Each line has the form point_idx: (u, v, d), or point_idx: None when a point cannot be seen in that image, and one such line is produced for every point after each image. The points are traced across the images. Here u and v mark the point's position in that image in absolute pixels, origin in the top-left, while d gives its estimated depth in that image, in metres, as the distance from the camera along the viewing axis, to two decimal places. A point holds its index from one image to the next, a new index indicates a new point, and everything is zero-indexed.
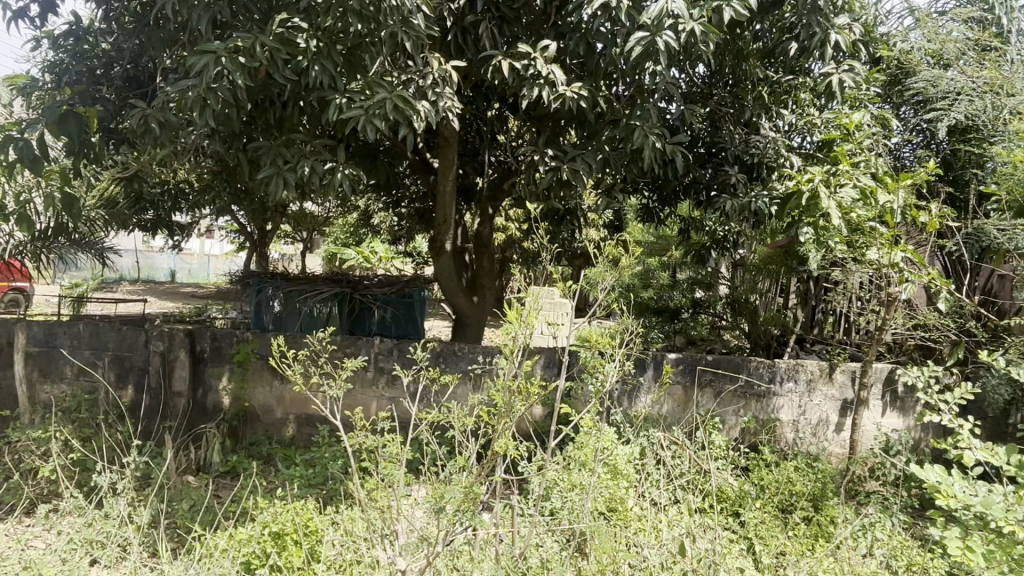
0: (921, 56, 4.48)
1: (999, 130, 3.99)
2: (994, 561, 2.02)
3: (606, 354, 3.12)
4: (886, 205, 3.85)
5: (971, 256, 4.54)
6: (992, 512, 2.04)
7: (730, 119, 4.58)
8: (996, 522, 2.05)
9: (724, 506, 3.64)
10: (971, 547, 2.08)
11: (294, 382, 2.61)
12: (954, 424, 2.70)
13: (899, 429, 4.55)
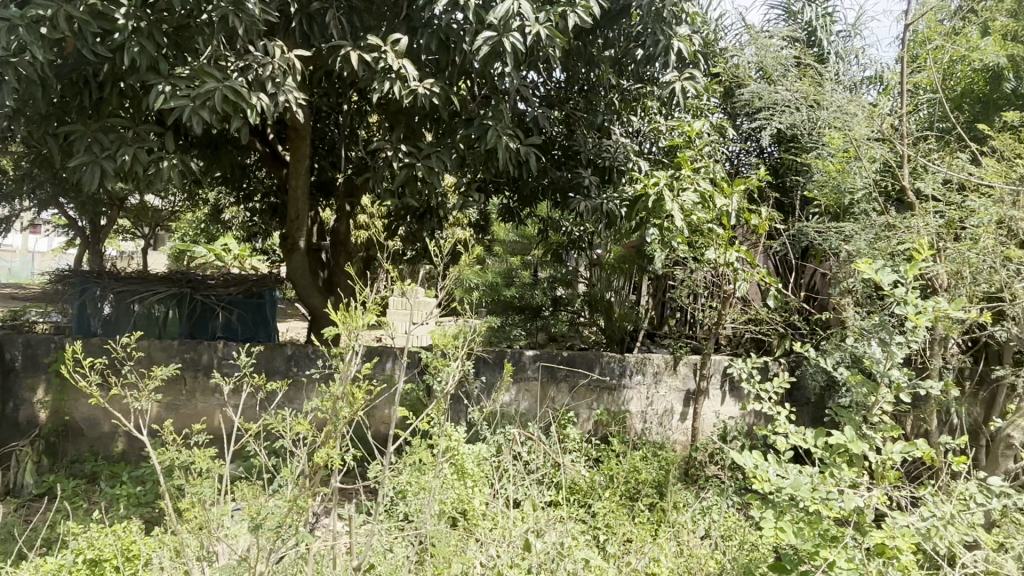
0: (753, 71, 4.86)
1: (814, 141, 4.42)
2: (804, 538, 2.04)
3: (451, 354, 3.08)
4: (723, 209, 4.13)
5: (795, 255, 4.96)
6: (799, 493, 1.98)
7: (584, 124, 4.71)
8: (802, 502, 2.01)
9: (576, 498, 3.74)
10: (781, 528, 2.06)
11: (91, 395, 2.33)
12: (778, 410, 2.92)
13: (734, 416, 4.90)
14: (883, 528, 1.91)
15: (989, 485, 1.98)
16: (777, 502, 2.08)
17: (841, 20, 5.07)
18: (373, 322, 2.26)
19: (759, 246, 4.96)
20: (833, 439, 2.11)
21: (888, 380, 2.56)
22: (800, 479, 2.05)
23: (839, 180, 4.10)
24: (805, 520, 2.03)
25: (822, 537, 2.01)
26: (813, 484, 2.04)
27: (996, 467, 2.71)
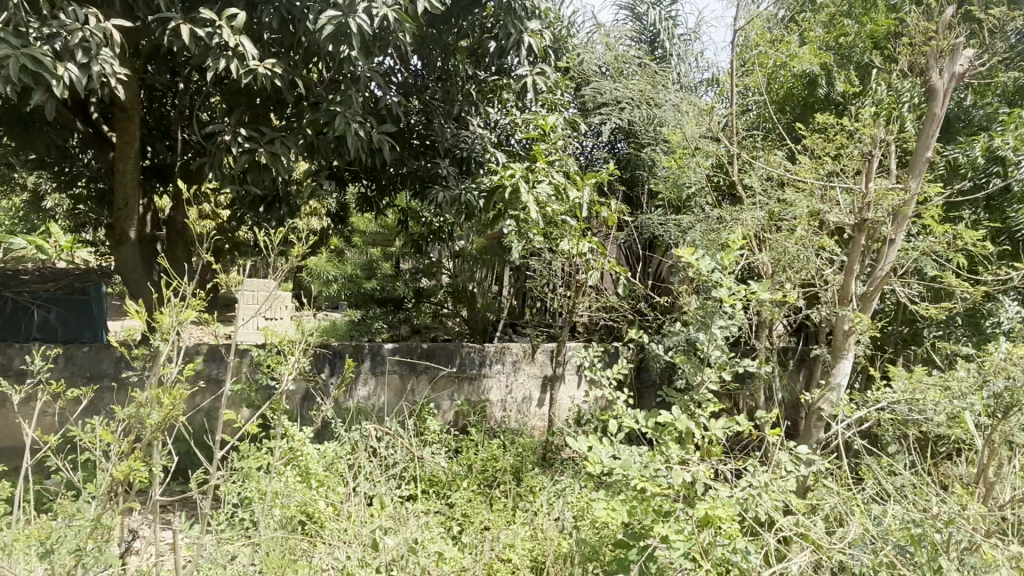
0: (602, 68, 5.04)
1: (653, 137, 4.70)
2: (638, 515, 2.13)
3: (286, 352, 2.76)
4: (576, 201, 4.25)
5: (643, 245, 5.21)
6: (628, 471, 2.07)
7: (442, 113, 4.61)
8: (636, 481, 2.10)
9: (434, 491, 3.71)
10: (617, 507, 2.14)
11: None
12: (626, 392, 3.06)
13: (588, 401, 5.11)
14: (708, 500, 2.02)
15: (796, 453, 2.15)
16: (608, 480, 2.15)
17: (682, 25, 5.37)
18: (192, 319, 2.09)
19: (610, 237, 5.15)
20: (664, 419, 2.22)
21: (719, 360, 2.76)
22: (634, 457, 2.14)
23: (679, 174, 4.32)
24: (637, 497, 2.12)
25: (653, 512, 2.11)
26: (644, 463, 2.13)
27: (807, 436, 2.94)
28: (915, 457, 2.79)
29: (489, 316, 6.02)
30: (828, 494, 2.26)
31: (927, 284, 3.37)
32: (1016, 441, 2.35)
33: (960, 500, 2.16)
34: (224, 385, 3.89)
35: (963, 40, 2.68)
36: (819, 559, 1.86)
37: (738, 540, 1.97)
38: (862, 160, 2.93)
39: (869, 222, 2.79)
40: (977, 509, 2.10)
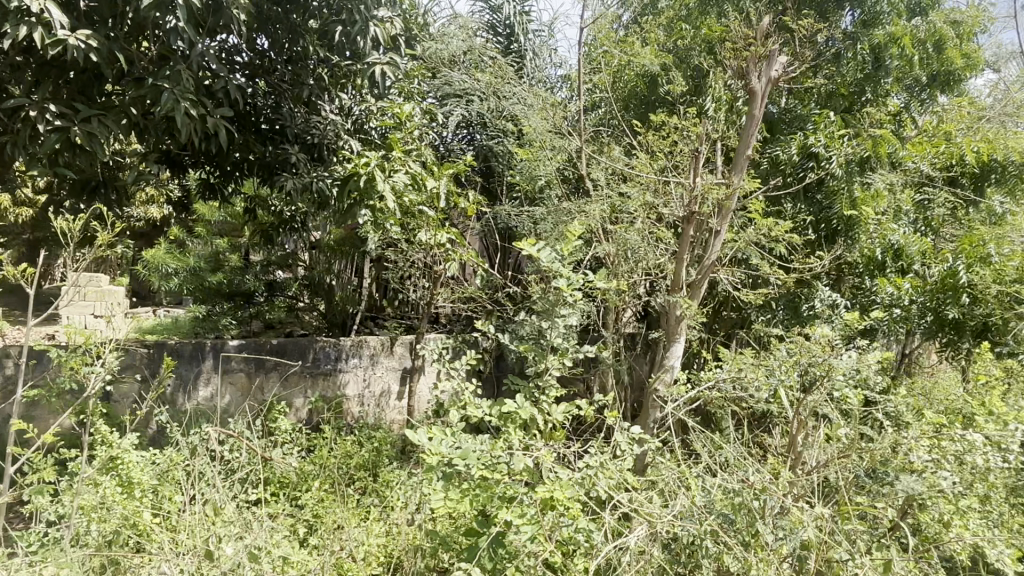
0: (457, 58, 5.05)
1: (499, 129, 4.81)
2: (481, 503, 2.15)
3: (102, 355, 2.52)
4: (433, 191, 4.20)
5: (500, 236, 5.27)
6: (469, 461, 2.07)
7: (290, 96, 4.34)
8: (479, 469, 2.12)
9: (284, 492, 3.56)
10: (461, 496, 2.16)
11: None
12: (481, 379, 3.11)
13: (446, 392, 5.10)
14: (548, 482, 2.07)
15: (631, 434, 2.27)
16: (447, 470, 2.15)
17: (536, 20, 5.46)
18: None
19: (467, 228, 5.17)
20: (506, 406, 2.25)
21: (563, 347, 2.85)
22: (476, 446, 2.14)
23: (531, 166, 4.40)
24: (480, 484, 2.13)
25: (498, 498, 2.14)
26: (487, 451, 2.14)
27: (646, 417, 3.11)
28: (741, 432, 3.03)
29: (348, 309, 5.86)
30: (664, 470, 2.41)
31: (750, 272, 3.67)
32: (821, 413, 2.61)
33: (773, 468, 2.38)
34: (15, 395, 3.45)
35: (778, 47, 2.91)
36: (653, 531, 1.96)
37: (579, 520, 2.03)
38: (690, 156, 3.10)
39: (695, 215, 2.95)
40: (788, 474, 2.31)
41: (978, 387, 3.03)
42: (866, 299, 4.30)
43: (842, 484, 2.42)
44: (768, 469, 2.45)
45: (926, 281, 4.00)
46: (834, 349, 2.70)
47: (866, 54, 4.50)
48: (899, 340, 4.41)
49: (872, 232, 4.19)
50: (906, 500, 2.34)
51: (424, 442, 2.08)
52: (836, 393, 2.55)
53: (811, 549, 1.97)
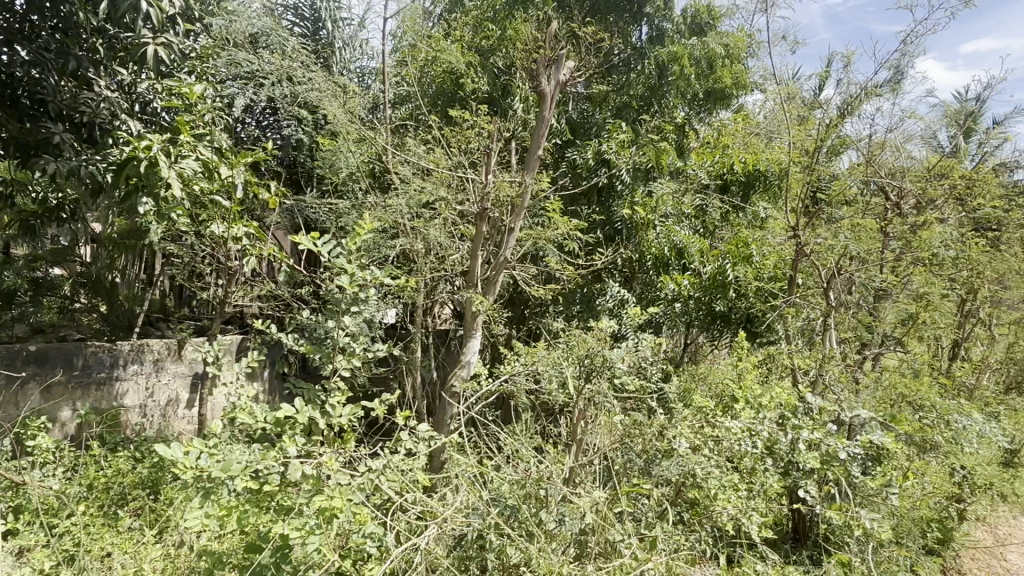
0: (258, 40, 4.76)
1: (295, 116, 4.60)
2: (260, 516, 1.97)
3: None
4: (229, 179, 3.74)
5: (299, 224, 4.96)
6: (241, 475, 1.87)
7: (55, 67, 3.47)
8: (256, 478, 1.93)
9: (37, 522, 3.06)
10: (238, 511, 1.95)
11: None
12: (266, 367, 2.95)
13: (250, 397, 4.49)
14: (327, 489, 1.93)
15: (419, 432, 2.21)
16: (202, 488, 1.86)
17: (346, 10, 5.30)
18: None
19: (265, 221, 4.83)
20: (277, 410, 2.01)
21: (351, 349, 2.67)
22: (245, 454, 1.93)
23: (331, 157, 4.21)
24: (247, 498, 1.90)
25: (277, 510, 1.96)
26: (252, 461, 1.90)
27: (441, 424, 3.06)
28: (537, 424, 3.11)
29: (135, 308, 5.22)
30: (456, 464, 2.38)
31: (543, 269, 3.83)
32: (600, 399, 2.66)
33: (556, 457, 2.45)
34: None
35: (563, 51, 2.99)
36: (442, 529, 1.92)
37: (367, 524, 1.91)
38: (482, 155, 3.13)
39: (485, 211, 2.95)
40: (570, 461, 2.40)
41: (739, 374, 3.37)
42: (653, 294, 4.62)
43: (621, 469, 2.56)
44: (554, 458, 2.52)
45: (702, 278, 4.40)
46: (611, 341, 2.86)
47: (653, 71, 4.91)
48: (680, 332, 4.80)
49: (658, 233, 4.52)
50: (677, 479, 2.53)
51: (173, 455, 1.78)
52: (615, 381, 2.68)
53: (594, 533, 2.04)
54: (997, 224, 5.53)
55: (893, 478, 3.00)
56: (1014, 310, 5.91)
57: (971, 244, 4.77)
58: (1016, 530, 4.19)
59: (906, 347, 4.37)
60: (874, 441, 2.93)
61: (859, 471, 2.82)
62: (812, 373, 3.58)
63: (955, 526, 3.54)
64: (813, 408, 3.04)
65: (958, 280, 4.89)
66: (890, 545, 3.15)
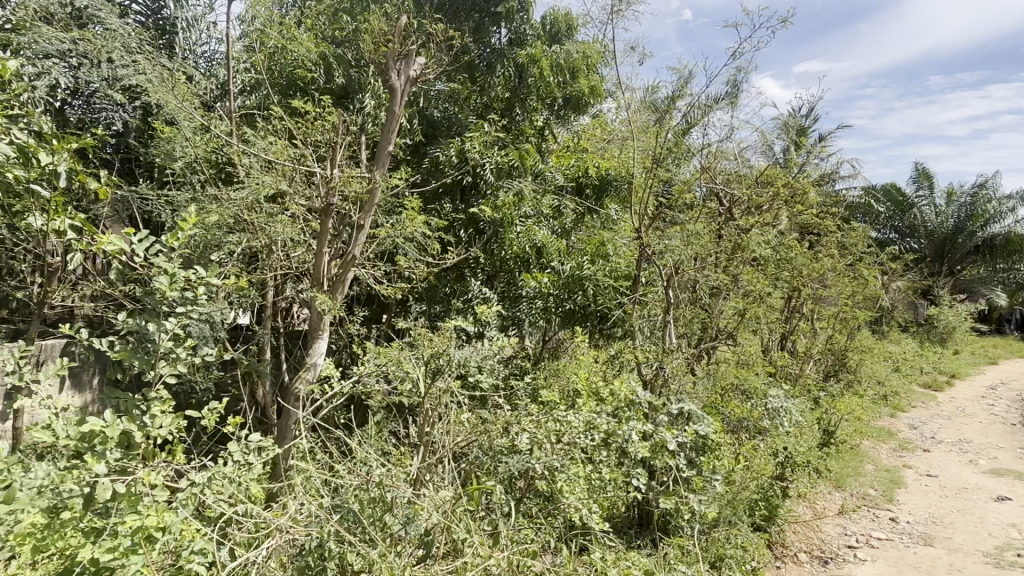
0: (86, 15, 4.31)
1: (128, 100, 4.22)
2: (68, 543, 1.77)
3: None
4: (50, 167, 3.18)
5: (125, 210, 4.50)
6: (39, 499, 1.67)
7: None
8: (60, 502, 1.73)
9: None
10: (40, 539, 1.74)
11: None
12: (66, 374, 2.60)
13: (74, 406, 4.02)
14: (147, 509, 1.78)
15: (254, 438, 2.10)
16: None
17: None
18: None
19: (92, 214, 4.39)
20: (86, 425, 1.81)
21: (182, 354, 2.49)
22: (42, 475, 1.73)
23: (168, 145, 3.90)
24: (48, 524, 1.71)
25: (85, 534, 1.77)
26: (49, 484, 1.71)
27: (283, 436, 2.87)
28: (387, 425, 3.05)
29: None
30: (298, 472, 2.27)
31: (394, 267, 3.77)
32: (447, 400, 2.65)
33: (403, 460, 2.42)
34: None
35: (414, 48, 2.97)
36: (279, 540, 1.85)
37: (195, 541, 1.79)
38: (330, 150, 3.04)
39: (331, 205, 2.83)
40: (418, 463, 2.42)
41: (589, 370, 3.48)
42: (515, 292, 4.65)
43: (469, 467, 2.61)
44: (397, 462, 2.51)
45: (558, 276, 4.51)
46: (458, 340, 2.86)
47: (512, 72, 4.98)
48: (539, 329, 4.88)
49: (519, 232, 4.55)
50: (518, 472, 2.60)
51: None
52: (458, 379, 2.66)
53: (439, 533, 2.03)
54: (815, 229, 6.12)
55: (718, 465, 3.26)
56: (832, 305, 6.57)
57: (791, 246, 5.27)
58: (831, 505, 4.64)
59: (737, 340, 4.72)
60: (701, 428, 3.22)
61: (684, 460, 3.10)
62: (655, 366, 3.78)
63: (780, 504, 3.86)
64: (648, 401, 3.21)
65: (782, 279, 5.36)
66: (722, 525, 3.38)
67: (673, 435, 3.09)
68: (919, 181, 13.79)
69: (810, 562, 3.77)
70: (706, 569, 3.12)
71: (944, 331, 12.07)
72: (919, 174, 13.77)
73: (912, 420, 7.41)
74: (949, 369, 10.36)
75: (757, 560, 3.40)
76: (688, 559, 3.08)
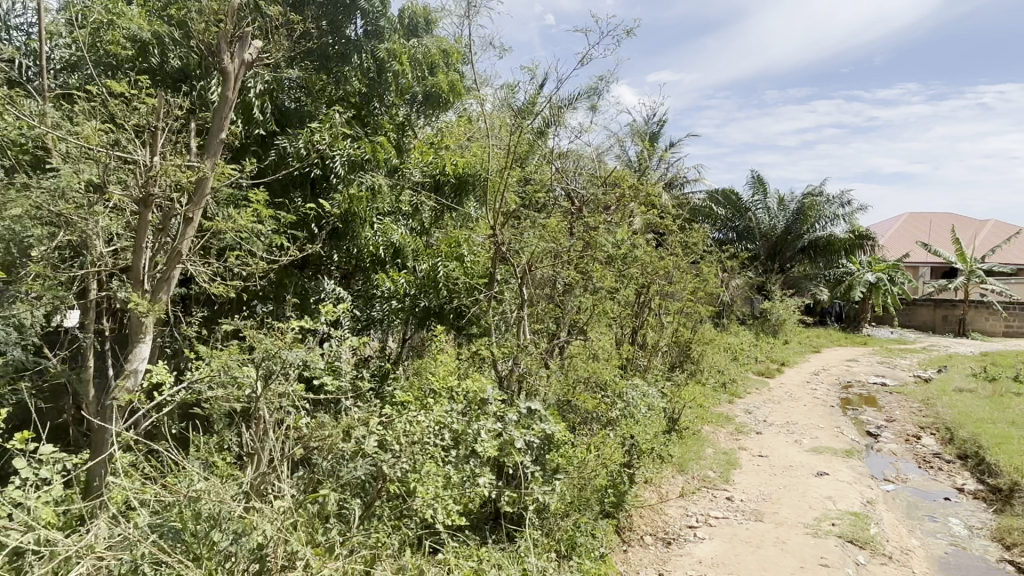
0: None
1: None
2: None
3: None
4: None
5: None
6: None
7: None
8: None
9: None
10: None
11: None
12: None
13: None
14: None
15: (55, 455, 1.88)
16: None
17: None
18: None
19: None
20: None
21: None
22: None
23: None
24: None
25: None
26: None
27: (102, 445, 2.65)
28: (223, 434, 2.86)
29: None
30: (114, 490, 2.07)
31: (231, 265, 3.54)
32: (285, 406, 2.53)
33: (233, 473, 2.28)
34: None
35: (248, 30, 2.87)
36: (87, 566, 1.68)
37: None
38: (152, 135, 2.80)
39: (153, 196, 2.60)
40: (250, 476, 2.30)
41: (443, 369, 3.45)
42: (370, 291, 4.63)
43: (306, 476, 2.50)
44: (225, 474, 2.35)
45: (414, 274, 4.45)
46: (299, 343, 2.73)
47: (369, 64, 4.85)
48: (398, 329, 4.79)
49: (375, 229, 4.44)
50: (362, 477, 2.56)
51: None
52: (296, 384, 2.54)
53: (271, 547, 1.93)
54: (661, 229, 6.47)
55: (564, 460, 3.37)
56: (676, 301, 6.97)
57: (637, 245, 5.55)
58: (674, 488, 4.92)
59: (588, 336, 4.88)
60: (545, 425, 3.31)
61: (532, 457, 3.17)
62: (509, 363, 3.82)
63: (628, 490, 4.04)
64: (500, 401, 3.25)
65: (629, 277, 5.61)
66: (573, 514, 3.48)
67: (521, 432, 3.18)
68: (755, 186, 15.00)
69: (654, 543, 3.99)
70: (556, 558, 3.19)
71: (775, 323, 13.21)
72: (755, 181, 14.96)
73: (748, 405, 8.03)
74: (779, 358, 11.35)
75: (605, 545, 3.53)
76: (540, 550, 3.13)
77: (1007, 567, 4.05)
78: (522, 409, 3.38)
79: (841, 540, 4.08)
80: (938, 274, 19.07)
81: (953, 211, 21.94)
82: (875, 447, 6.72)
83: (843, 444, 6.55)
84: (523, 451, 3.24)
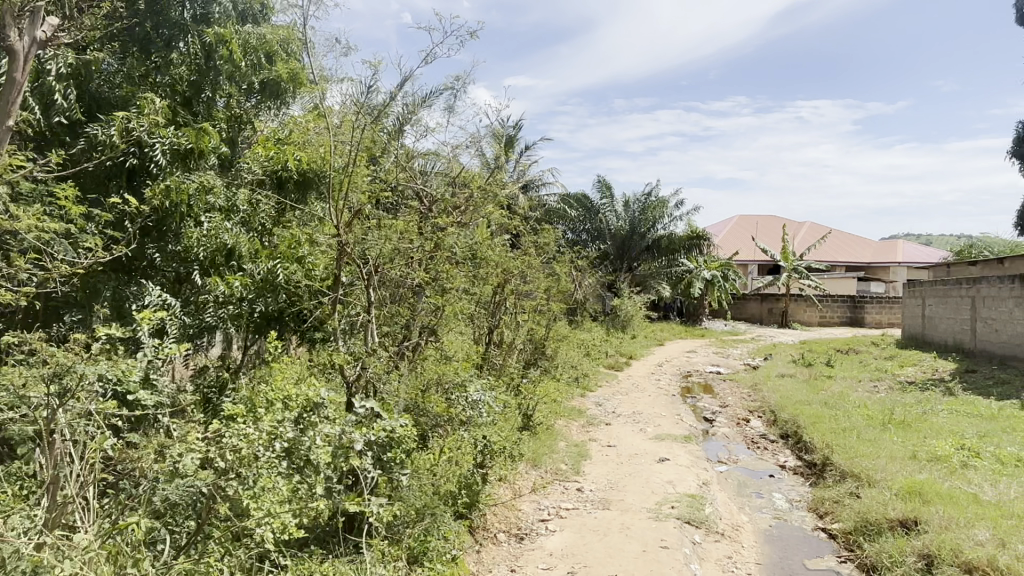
0: None
1: None
2: None
3: None
4: None
5: None
6: None
7: None
8: None
9: None
10: None
11: None
12: None
13: None
14: None
15: None
16: None
17: None
18: None
19: None
20: None
21: None
22: None
23: None
24: None
25: None
26: None
27: None
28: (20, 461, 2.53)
29: None
30: None
31: (26, 270, 3.15)
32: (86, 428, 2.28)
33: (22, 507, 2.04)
34: None
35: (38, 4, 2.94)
36: None
37: None
38: None
39: None
40: (46, 507, 2.08)
41: (282, 378, 3.26)
42: (202, 297, 4.31)
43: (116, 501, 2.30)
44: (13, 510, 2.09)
45: (251, 278, 4.17)
46: (103, 356, 2.46)
47: (196, 51, 4.50)
48: (238, 336, 4.51)
49: (205, 230, 4.15)
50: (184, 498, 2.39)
51: None
52: (98, 402, 2.29)
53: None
54: (513, 229, 6.53)
55: (406, 463, 3.26)
56: (529, 300, 7.08)
57: (488, 247, 5.55)
58: (528, 483, 5.00)
59: (440, 336, 4.80)
60: (386, 429, 3.11)
61: (369, 461, 2.98)
62: (355, 370, 3.59)
63: (480, 490, 4.05)
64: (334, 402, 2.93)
65: (482, 276, 5.65)
66: (423, 518, 3.44)
67: (360, 435, 2.86)
68: (602, 190, 15.71)
69: (507, 540, 4.03)
70: (405, 566, 3.13)
71: (624, 319, 13.90)
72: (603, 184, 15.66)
73: (598, 397, 8.37)
74: (627, 351, 11.93)
75: (457, 548, 3.51)
76: (387, 559, 3.06)
77: (820, 534, 4.48)
78: (357, 411, 3.15)
79: (679, 521, 4.33)
80: (765, 270, 21.00)
81: (778, 215, 24.17)
82: (711, 433, 7.21)
83: (683, 431, 6.97)
84: (361, 455, 3.03)
